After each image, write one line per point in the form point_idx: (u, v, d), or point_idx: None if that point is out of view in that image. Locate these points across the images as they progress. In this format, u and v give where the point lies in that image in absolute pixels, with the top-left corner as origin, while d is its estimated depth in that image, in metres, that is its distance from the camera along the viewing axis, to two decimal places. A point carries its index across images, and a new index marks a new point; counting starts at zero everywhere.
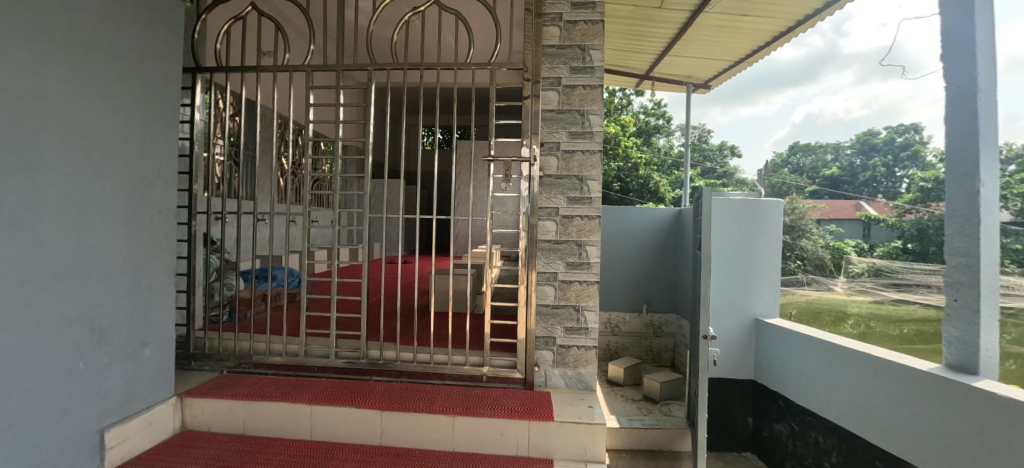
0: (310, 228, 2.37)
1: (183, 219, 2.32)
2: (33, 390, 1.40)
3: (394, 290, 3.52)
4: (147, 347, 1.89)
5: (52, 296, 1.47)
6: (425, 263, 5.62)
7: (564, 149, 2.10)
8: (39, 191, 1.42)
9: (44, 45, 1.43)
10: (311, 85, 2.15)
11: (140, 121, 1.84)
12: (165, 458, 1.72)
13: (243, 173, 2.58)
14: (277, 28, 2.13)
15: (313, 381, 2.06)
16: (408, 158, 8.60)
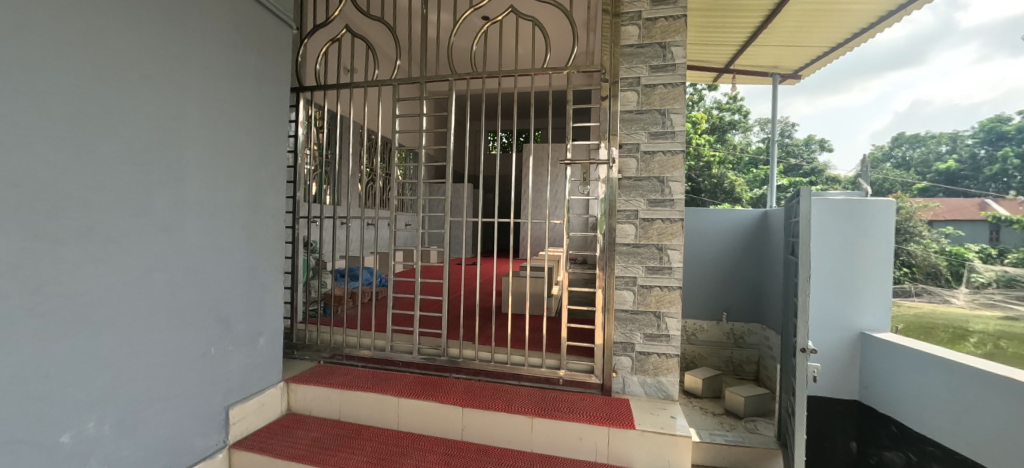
0: (396, 231, 2.52)
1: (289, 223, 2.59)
2: (173, 370, 1.66)
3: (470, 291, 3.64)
4: (262, 337, 2.12)
5: (188, 291, 1.72)
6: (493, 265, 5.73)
7: (643, 150, 2.04)
8: (178, 202, 1.68)
9: (182, 79, 1.68)
10: (397, 97, 2.28)
11: (258, 137, 2.07)
12: (276, 437, 1.92)
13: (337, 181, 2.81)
14: (368, 47, 2.27)
15: (398, 375, 2.18)
16: (475, 163, 8.91)
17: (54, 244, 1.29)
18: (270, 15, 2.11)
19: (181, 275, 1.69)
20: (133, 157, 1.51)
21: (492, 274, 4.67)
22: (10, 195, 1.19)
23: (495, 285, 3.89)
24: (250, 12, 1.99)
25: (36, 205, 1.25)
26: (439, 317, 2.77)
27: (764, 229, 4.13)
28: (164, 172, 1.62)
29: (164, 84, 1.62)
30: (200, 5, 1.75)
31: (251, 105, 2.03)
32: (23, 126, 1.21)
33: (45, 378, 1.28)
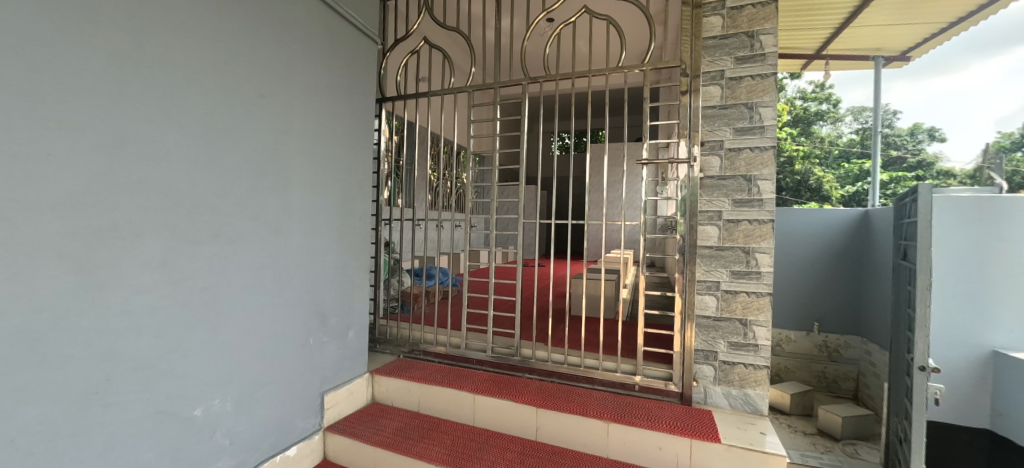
0: (470, 233, 2.60)
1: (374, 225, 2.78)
2: (280, 358, 1.85)
3: (538, 292, 3.68)
4: (351, 330, 2.28)
5: (291, 287, 1.91)
6: (562, 267, 5.77)
7: (728, 147, 1.93)
8: (285, 206, 1.88)
9: (288, 96, 1.87)
10: (472, 103, 2.36)
11: (348, 145, 2.24)
12: (363, 424, 2.06)
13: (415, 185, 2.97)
14: (444, 56, 2.36)
15: (473, 372, 2.25)
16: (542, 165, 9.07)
17: (190, 243, 1.51)
18: (360, 33, 2.28)
19: (286, 272, 1.88)
20: (250, 167, 1.72)
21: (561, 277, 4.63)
22: (156, 201, 1.41)
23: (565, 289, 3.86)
24: (342, 31, 2.16)
25: (175, 209, 1.46)
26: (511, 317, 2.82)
27: (880, 236, 3.76)
28: (274, 179, 1.82)
29: (274, 101, 1.81)
30: (303, 29, 1.94)
31: (343, 117, 2.20)
32: (166, 142, 1.43)
33: (181, 358, 1.49)
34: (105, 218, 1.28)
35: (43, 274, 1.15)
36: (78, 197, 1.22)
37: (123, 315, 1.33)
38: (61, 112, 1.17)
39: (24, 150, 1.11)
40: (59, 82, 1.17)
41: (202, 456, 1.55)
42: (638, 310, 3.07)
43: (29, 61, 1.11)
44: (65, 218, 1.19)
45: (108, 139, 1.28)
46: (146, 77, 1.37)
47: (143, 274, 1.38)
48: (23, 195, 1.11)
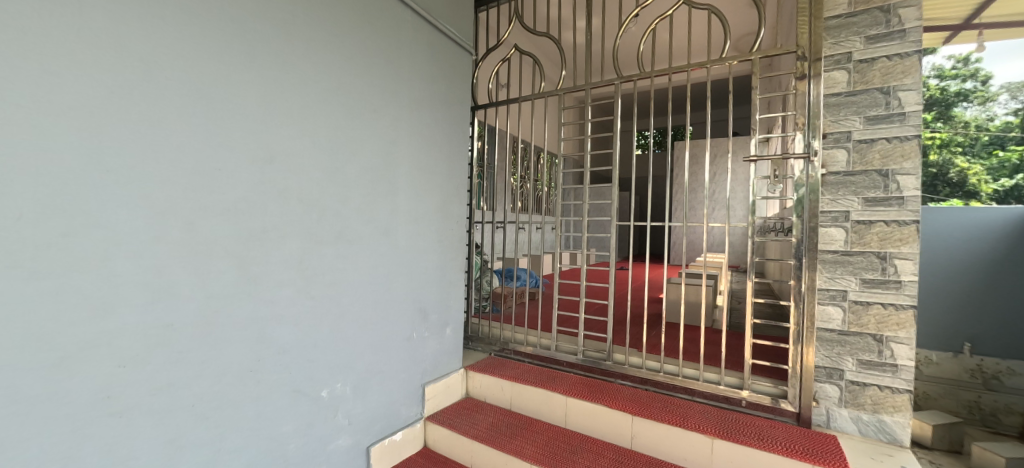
0: (561, 235, 2.67)
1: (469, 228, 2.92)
2: (388, 350, 2.02)
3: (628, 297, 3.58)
4: (448, 327, 2.42)
5: (398, 285, 2.07)
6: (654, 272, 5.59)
7: (858, 139, 1.72)
8: (394, 210, 2.04)
9: (395, 108, 2.03)
10: (562, 107, 2.37)
11: (446, 152, 2.38)
12: (460, 417, 2.17)
13: (506, 188, 3.07)
14: (535, 61, 2.39)
15: (564, 374, 2.25)
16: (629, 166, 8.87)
17: (318, 244, 1.71)
18: (456, 46, 2.41)
19: (394, 271, 2.05)
20: (366, 175, 1.90)
21: (656, 284, 4.43)
22: (294, 207, 1.62)
23: (659, 296, 3.67)
24: (441, 45, 2.29)
25: (308, 214, 1.67)
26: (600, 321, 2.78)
27: None
28: (384, 186, 1.99)
29: (385, 114, 1.98)
30: (409, 46, 2.09)
31: (443, 125, 2.34)
32: (301, 156, 1.64)
33: (311, 345, 1.69)
34: (256, 222, 1.51)
35: (213, 269, 1.40)
36: (237, 205, 1.45)
37: (269, 305, 1.55)
38: (226, 134, 1.41)
39: (201, 167, 1.35)
40: (225, 108, 1.41)
41: (326, 433, 1.74)
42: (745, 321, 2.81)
43: (206, 94, 1.35)
44: (229, 223, 1.43)
45: (259, 156, 1.51)
46: (286, 101, 1.58)
47: (284, 270, 1.60)
48: (203, 204, 1.36)
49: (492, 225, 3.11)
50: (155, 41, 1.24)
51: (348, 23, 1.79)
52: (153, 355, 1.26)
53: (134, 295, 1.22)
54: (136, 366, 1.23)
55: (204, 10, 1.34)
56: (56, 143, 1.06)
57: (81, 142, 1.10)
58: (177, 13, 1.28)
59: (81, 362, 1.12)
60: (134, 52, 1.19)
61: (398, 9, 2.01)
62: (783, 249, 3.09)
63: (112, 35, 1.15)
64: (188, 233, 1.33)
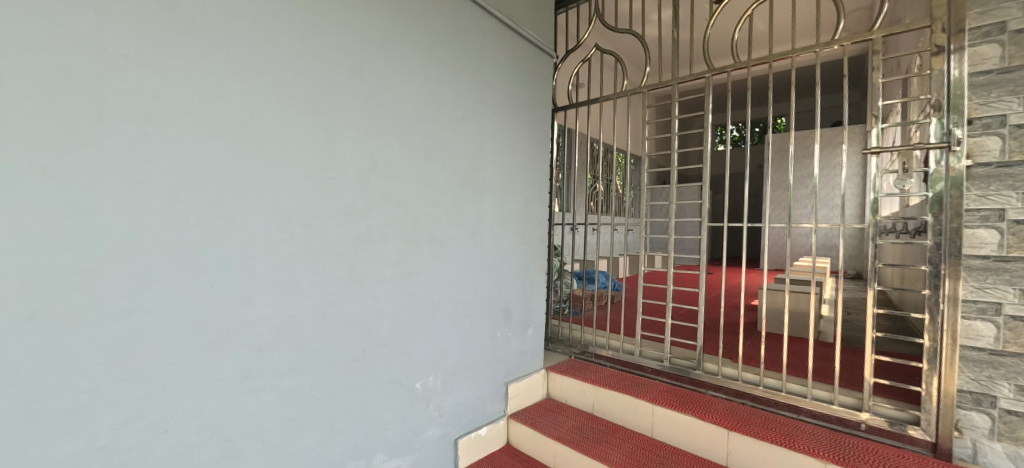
0: (645, 236, 2.59)
1: (550, 230, 2.95)
2: (474, 347, 2.10)
3: (719, 305, 3.36)
4: (530, 327, 2.45)
5: (483, 285, 2.15)
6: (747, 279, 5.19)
7: (1016, 123, 1.46)
8: (480, 213, 2.12)
9: (481, 115, 2.12)
10: (646, 104, 2.30)
11: (529, 154, 2.41)
12: (542, 417, 2.18)
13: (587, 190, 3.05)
14: (617, 60, 2.35)
15: (649, 381, 2.18)
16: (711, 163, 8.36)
17: (415, 245, 1.83)
18: (537, 50, 2.44)
19: (481, 271, 2.13)
20: (456, 179, 1.99)
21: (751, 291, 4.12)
22: (394, 211, 1.75)
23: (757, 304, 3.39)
24: (523, 50, 2.34)
25: (407, 217, 1.80)
26: (688, 327, 2.64)
27: None
28: (472, 190, 2.07)
29: (472, 121, 2.07)
30: (494, 54, 2.16)
31: (525, 129, 2.38)
32: (399, 164, 1.76)
33: (408, 339, 1.82)
34: (363, 226, 1.65)
35: (327, 267, 1.56)
36: (347, 210, 1.61)
37: (372, 301, 1.69)
38: (338, 147, 1.57)
39: (318, 177, 1.52)
40: (337, 124, 1.57)
41: (420, 423, 1.86)
42: (865, 336, 2.49)
43: (321, 112, 1.52)
44: (341, 226, 1.59)
45: (365, 165, 1.65)
46: (387, 113, 1.72)
47: (386, 269, 1.73)
48: (320, 209, 1.53)
49: (573, 227, 3.11)
50: (281, 69, 1.42)
51: (439, 36, 1.89)
52: (280, 342, 1.45)
53: (265, 289, 1.41)
54: (267, 350, 1.42)
55: (319, 38, 1.51)
56: (212, 161, 1.28)
57: (227, 159, 1.31)
58: (299, 43, 1.46)
59: (228, 345, 1.33)
60: (265, 80, 1.38)
61: (483, 20, 2.08)
62: (914, 253, 2.69)
63: (249, 67, 1.35)
64: (308, 236, 1.51)
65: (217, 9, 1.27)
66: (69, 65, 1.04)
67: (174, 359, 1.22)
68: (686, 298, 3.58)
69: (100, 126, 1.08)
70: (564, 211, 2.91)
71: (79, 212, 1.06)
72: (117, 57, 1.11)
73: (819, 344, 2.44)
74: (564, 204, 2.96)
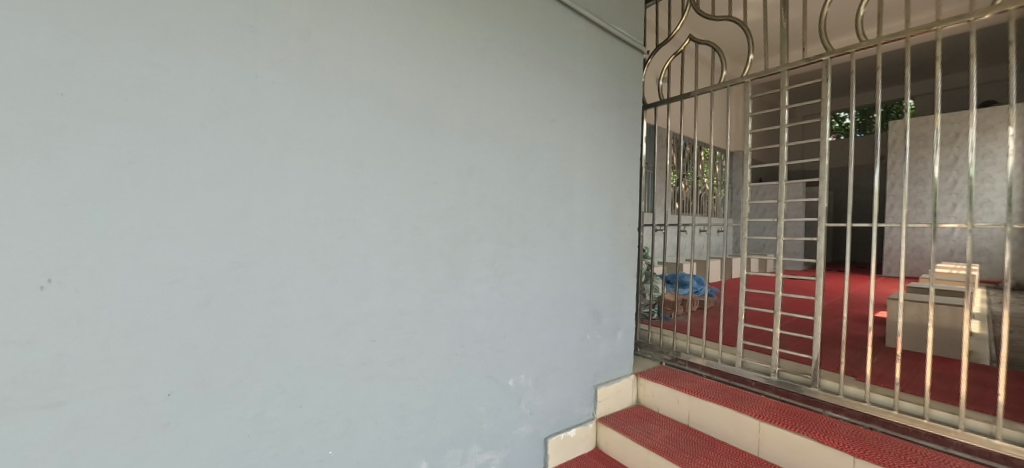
0: (748, 238, 2.40)
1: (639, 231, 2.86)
2: (564, 348, 2.10)
3: (835, 316, 3.01)
4: (619, 331, 2.40)
5: (573, 287, 2.15)
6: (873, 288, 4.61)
7: None
8: (571, 214, 2.12)
9: (572, 117, 2.12)
10: (749, 95, 2.14)
11: (618, 154, 2.36)
12: (634, 424, 2.12)
13: (678, 190, 2.92)
14: (714, 49, 2.20)
15: (754, 395, 2.01)
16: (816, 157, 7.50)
17: (508, 246, 1.89)
18: (627, 47, 2.38)
19: (571, 273, 2.13)
20: (547, 182, 2.02)
21: (877, 303, 3.64)
22: (490, 213, 1.82)
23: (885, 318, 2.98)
24: (613, 48, 2.29)
25: (501, 219, 1.86)
26: (799, 339, 2.40)
27: None
28: (563, 191, 2.09)
29: (562, 123, 2.08)
30: (583, 54, 2.15)
31: (614, 128, 2.34)
32: (494, 167, 1.83)
33: (503, 337, 1.88)
34: (462, 227, 1.75)
35: (431, 266, 1.67)
36: (448, 212, 1.71)
37: (470, 299, 1.78)
38: (440, 154, 1.68)
39: (423, 181, 1.64)
40: (439, 131, 1.67)
41: (512, 419, 1.91)
42: None
43: (426, 122, 1.64)
44: (443, 228, 1.70)
45: (464, 170, 1.74)
46: (483, 120, 1.80)
47: (482, 269, 1.81)
48: (424, 212, 1.65)
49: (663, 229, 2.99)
50: (392, 83, 1.55)
51: (531, 41, 1.93)
52: (392, 333, 1.58)
53: (380, 285, 1.55)
54: (380, 341, 1.56)
55: (424, 53, 1.62)
56: (336, 170, 1.44)
57: (349, 167, 1.46)
58: (408, 59, 1.58)
59: (349, 334, 1.49)
60: (379, 95, 1.52)
61: (573, 21, 2.09)
62: None
63: (366, 84, 1.49)
64: (415, 236, 1.63)
65: (340, 36, 1.43)
66: (231, 92, 1.23)
67: (306, 343, 1.40)
68: (794, 307, 3.24)
69: (254, 141, 1.27)
70: (654, 212, 2.82)
71: (239, 215, 1.25)
72: (265, 83, 1.29)
73: (973, 366, 2.06)
74: (654, 204, 2.87)
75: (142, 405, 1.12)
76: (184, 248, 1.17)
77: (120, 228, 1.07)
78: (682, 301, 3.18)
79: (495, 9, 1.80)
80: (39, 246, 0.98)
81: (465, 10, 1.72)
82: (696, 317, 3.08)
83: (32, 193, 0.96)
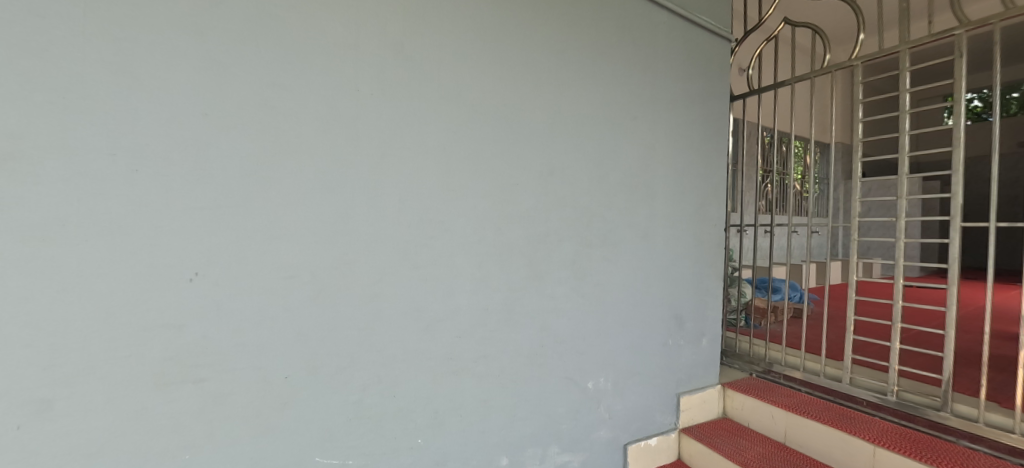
0: (857, 240, 2.15)
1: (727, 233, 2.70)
2: (645, 353, 2.03)
3: (972, 332, 2.58)
4: (704, 338, 2.27)
5: (655, 289, 2.07)
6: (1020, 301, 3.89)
7: None
8: (652, 214, 2.05)
9: (654, 113, 2.04)
10: (860, 79, 1.92)
11: (703, 151, 2.24)
12: (722, 438, 2.00)
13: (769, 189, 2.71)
14: (815, 32, 2.00)
15: (866, 417, 1.80)
16: None
17: (588, 247, 1.87)
18: (712, 37, 2.24)
19: (652, 275, 2.06)
20: (628, 181, 1.97)
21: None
22: (570, 214, 1.82)
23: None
24: (697, 40, 2.18)
25: (581, 219, 1.85)
26: (924, 356, 2.10)
27: None
28: (645, 190, 2.02)
29: (645, 121, 2.01)
30: (665, 48, 2.07)
31: (699, 123, 2.22)
32: (575, 168, 1.82)
33: (583, 338, 1.86)
34: (542, 228, 1.76)
35: (513, 266, 1.71)
36: (529, 212, 1.73)
37: (550, 299, 1.79)
38: (522, 156, 1.70)
39: (505, 183, 1.67)
40: (521, 134, 1.70)
41: (591, 422, 1.88)
42: None
43: (509, 125, 1.67)
44: (525, 228, 1.72)
45: (544, 171, 1.75)
46: (564, 121, 1.79)
47: (562, 269, 1.81)
48: (507, 213, 1.68)
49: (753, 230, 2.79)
50: (477, 90, 1.60)
51: (611, 39, 1.89)
52: (476, 331, 1.64)
53: (465, 284, 1.61)
54: (465, 338, 1.61)
55: (507, 58, 1.66)
56: (427, 174, 1.52)
57: (438, 171, 1.54)
58: (492, 65, 1.63)
59: (437, 329, 1.56)
60: (465, 101, 1.58)
61: (654, 14, 2.01)
62: None
63: (453, 91, 1.56)
64: (498, 237, 1.67)
65: (430, 47, 1.51)
66: (337, 105, 1.35)
67: (400, 337, 1.49)
68: (915, 320, 2.84)
69: (355, 150, 1.38)
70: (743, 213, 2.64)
71: (344, 217, 1.37)
72: (366, 96, 1.40)
73: None
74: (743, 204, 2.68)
75: (265, 385, 1.26)
76: (300, 247, 1.30)
77: (250, 229, 1.22)
78: (774, 309, 2.93)
79: (576, 9, 1.80)
80: (190, 245, 1.14)
81: (544, 12, 1.73)
82: (792, 326, 2.83)
83: (184, 199, 1.13)
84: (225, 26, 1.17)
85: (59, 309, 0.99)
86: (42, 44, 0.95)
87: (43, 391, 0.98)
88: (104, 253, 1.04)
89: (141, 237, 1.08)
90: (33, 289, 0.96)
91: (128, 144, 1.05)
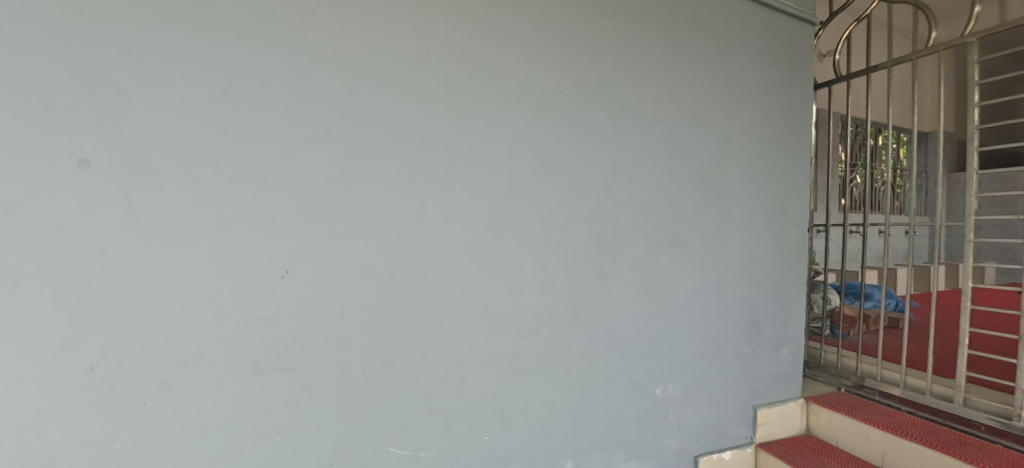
0: (973, 242, 1.89)
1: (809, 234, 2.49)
2: (718, 360, 1.93)
3: None
4: (783, 347, 2.11)
5: (728, 294, 1.96)
6: None
7: None
8: (725, 214, 1.94)
9: (727, 106, 1.93)
10: (976, 58, 1.69)
11: (781, 145, 2.08)
12: (806, 456, 1.85)
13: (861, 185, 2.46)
14: (917, 9, 1.78)
15: (986, 444, 1.57)
16: None
17: (656, 248, 1.80)
18: (790, 22, 2.08)
19: (725, 278, 1.94)
20: (698, 179, 1.88)
21: None
22: (637, 214, 1.77)
23: None
24: (775, 25, 2.03)
25: (649, 219, 1.79)
26: None
27: None
28: (718, 188, 1.92)
29: (716, 115, 1.91)
30: (739, 36, 1.95)
31: (777, 115, 2.06)
32: (642, 167, 1.77)
33: (651, 342, 1.80)
34: (608, 229, 1.72)
35: (578, 266, 1.69)
36: (594, 213, 1.70)
37: (617, 301, 1.75)
38: (587, 155, 1.68)
39: (570, 183, 1.66)
40: (586, 133, 1.68)
41: (659, 430, 1.81)
42: None
43: (574, 124, 1.66)
44: (591, 228, 1.70)
45: (609, 170, 1.72)
46: (630, 118, 1.75)
47: (629, 271, 1.76)
48: (571, 213, 1.67)
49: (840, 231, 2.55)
50: (541, 91, 1.61)
51: (679, 31, 1.82)
52: (541, 331, 1.64)
53: (530, 284, 1.62)
54: (530, 339, 1.62)
55: (571, 56, 1.65)
56: (493, 176, 1.54)
57: (505, 173, 1.56)
58: (557, 65, 1.63)
59: (504, 329, 1.58)
60: (530, 102, 1.59)
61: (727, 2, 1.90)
62: None
63: (519, 92, 1.58)
64: (563, 238, 1.66)
65: (497, 50, 1.53)
66: (411, 113, 1.41)
67: (468, 336, 1.52)
68: None
69: (428, 154, 1.44)
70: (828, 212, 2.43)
71: (417, 219, 1.43)
72: (437, 102, 1.45)
73: None
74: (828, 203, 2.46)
75: (347, 376, 1.35)
76: (378, 248, 1.38)
77: (334, 230, 1.31)
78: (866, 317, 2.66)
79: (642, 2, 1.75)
80: (284, 245, 1.25)
81: (609, 8, 1.69)
82: (888, 338, 2.55)
83: (279, 203, 1.23)
84: (314, 43, 1.27)
85: (174, 301, 1.12)
86: (164, 68, 1.09)
87: (163, 373, 1.11)
88: (212, 251, 1.16)
89: (243, 237, 1.19)
90: (156, 283, 1.10)
91: (232, 154, 1.17)
